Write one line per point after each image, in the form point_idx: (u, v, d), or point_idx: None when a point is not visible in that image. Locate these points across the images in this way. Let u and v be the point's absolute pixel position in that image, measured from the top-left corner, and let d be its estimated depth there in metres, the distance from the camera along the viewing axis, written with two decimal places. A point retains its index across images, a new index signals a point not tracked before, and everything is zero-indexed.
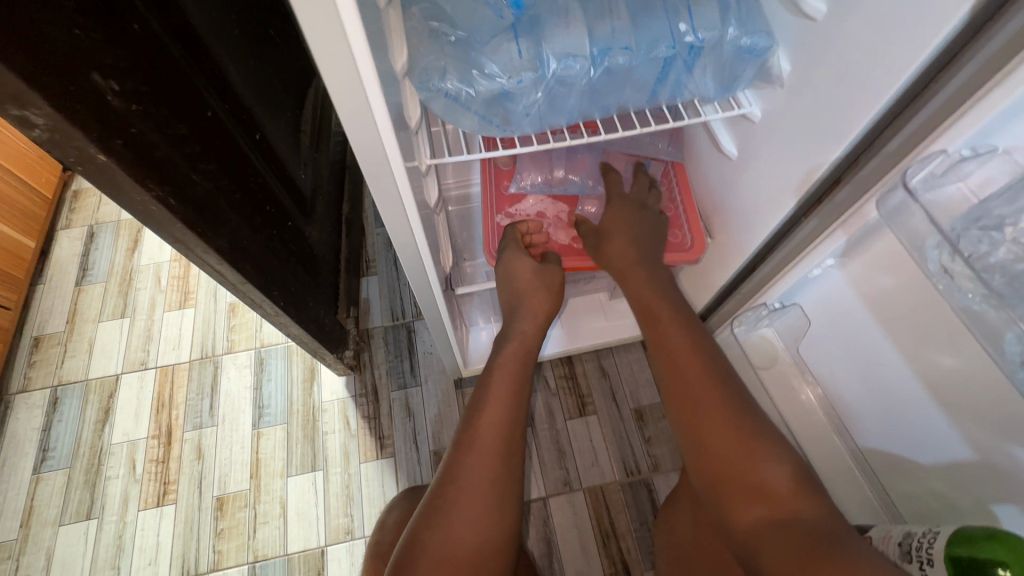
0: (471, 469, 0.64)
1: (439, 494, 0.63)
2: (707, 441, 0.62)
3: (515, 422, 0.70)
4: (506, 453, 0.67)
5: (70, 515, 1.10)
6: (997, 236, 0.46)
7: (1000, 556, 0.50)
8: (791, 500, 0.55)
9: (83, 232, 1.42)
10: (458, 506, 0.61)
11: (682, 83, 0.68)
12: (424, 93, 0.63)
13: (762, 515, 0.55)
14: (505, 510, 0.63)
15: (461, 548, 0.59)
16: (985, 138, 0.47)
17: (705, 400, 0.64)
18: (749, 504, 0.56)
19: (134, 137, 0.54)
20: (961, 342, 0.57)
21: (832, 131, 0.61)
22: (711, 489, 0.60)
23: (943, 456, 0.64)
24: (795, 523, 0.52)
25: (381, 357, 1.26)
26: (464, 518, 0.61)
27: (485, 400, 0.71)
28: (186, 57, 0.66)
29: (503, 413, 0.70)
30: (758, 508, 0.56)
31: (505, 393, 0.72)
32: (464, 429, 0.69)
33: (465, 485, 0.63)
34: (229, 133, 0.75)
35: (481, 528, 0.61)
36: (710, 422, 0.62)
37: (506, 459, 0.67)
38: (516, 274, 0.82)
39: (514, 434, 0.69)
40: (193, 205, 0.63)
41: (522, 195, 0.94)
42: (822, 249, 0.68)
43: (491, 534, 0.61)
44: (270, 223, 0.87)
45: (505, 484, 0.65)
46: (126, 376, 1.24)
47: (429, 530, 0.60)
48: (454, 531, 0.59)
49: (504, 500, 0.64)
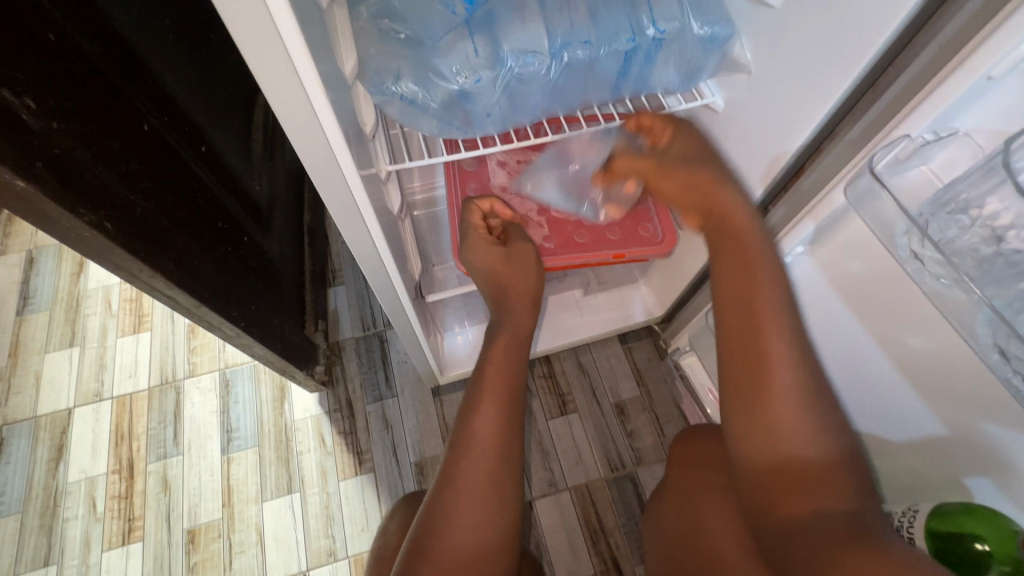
0: (467, 473, 0.59)
1: (437, 499, 0.59)
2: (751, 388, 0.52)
3: (516, 414, 0.66)
4: (504, 450, 0.62)
5: (26, 564, 1.03)
6: (963, 219, 0.46)
7: (974, 530, 0.52)
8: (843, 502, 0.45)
9: (20, 258, 1.32)
10: (454, 515, 0.57)
11: (646, 76, 0.67)
12: (379, 96, 0.61)
13: (809, 516, 0.45)
14: (507, 511, 0.59)
15: (461, 557, 0.55)
16: (946, 121, 0.47)
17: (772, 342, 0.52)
18: (792, 501, 0.47)
19: (58, 160, 0.49)
20: (929, 323, 0.57)
21: (795, 121, 0.61)
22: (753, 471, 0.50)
23: (914, 433, 0.64)
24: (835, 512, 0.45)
25: (354, 368, 1.22)
26: (461, 527, 0.56)
27: (479, 397, 0.66)
28: (115, 68, 0.61)
29: (501, 405, 0.65)
30: (803, 500, 0.46)
31: (497, 386, 0.67)
32: (458, 429, 0.64)
33: (462, 483, 0.59)
34: (170, 147, 0.69)
35: (482, 533, 0.57)
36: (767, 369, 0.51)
37: (506, 447, 0.63)
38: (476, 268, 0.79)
39: (515, 432, 0.65)
40: (132, 228, 0.59)
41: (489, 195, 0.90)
42: (792, 239, 0.68)
43: (493, 531, 0.57)
44: (223, 240, 0.82)
45: (503, 485, 0.60)
46: (79, 410, 1.16)
47: (427, 542, 0.56)
48: (455, 538, 0.56)
49: (502, 500, 0.60)
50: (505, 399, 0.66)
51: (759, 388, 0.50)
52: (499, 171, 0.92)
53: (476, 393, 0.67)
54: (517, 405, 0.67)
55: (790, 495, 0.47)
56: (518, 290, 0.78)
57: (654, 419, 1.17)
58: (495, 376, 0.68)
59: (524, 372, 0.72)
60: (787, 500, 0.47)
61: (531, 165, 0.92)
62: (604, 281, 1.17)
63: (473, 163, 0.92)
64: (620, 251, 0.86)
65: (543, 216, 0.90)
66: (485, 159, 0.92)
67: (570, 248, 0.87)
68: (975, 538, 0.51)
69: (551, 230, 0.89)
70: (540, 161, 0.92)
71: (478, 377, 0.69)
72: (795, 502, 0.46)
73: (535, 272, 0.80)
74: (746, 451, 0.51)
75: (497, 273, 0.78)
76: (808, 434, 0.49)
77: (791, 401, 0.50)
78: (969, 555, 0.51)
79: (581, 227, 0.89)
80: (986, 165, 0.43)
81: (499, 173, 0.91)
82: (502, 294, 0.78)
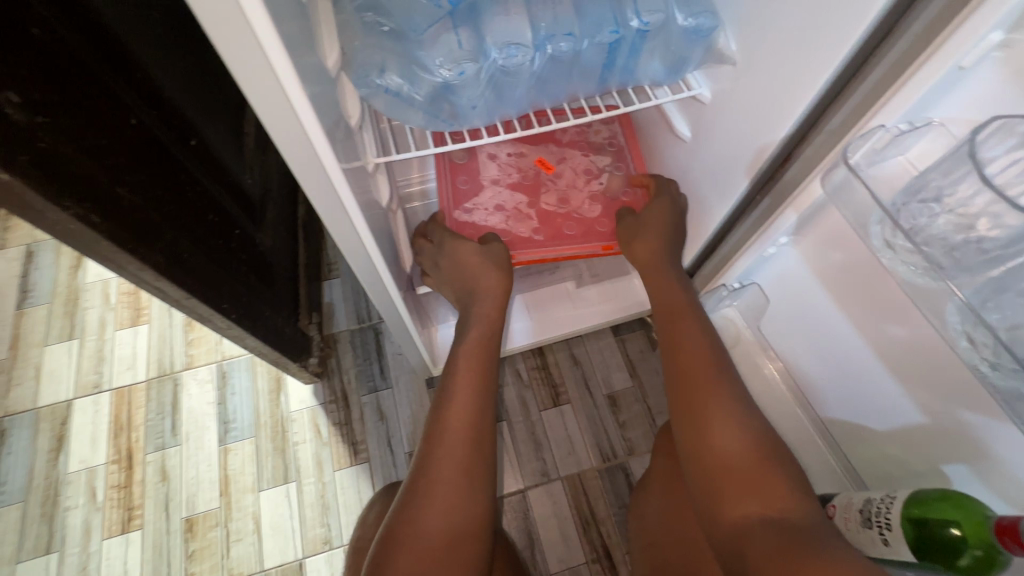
0: (442, 461, 0.63)
1: (411, 490, 0.61)
2: (711, 435, 0.60)
3: (484, 403, 0.71)
4: (476, 438, 0.67)
5: (28, 551, 1.05)
6: (936, 208, 0.46)
7: (951, 515, 0.53)
8: (786, 504, 0.52)
9: (20, 252, 1.33)
10: (429, 500, 0.60)
11: (631, 67, 0.68)
12: (364, 89, 0.62)
13: (757, 518, 0.52)
14: (481, 494, 0.62)
15: (435, 541, 0.56)
16: (920, 111, 0.48)
17: (696, 370, 0.66)
18: (744, 505, 0.54)
19: (43, 153, 0.50)
20: (908, 313, 0.58)
21: (777, 112, 0.61)
22: (702, 483, 0.58)
23: (895, 422, 0.65)
24: (784, 524, 0.50)
25: (349, 361, 1.23)
26: (436, 511, 0.59)
27: (452, 391, 0.71)
28: (102, 63, 0.61)
29: (464, 399, 0.70)
30: (753, 505, 0.53)
31: (465, 381, 0.72)
32: (432, 423, 0.69)
33: (436, 473, 0.62)
34: (158, 141, 0.70)
35: (455, 515, 0.59)
36: (693, 390, 0.64)
37: (478, 435, 0.67)
38: (451, 259, 0.81)
39: (485, 420, 0.69)
40: (119, 220, 0.60)
41: (480, 188, 0.90)
42: (776, 229, 0.69)
43: (467, 510, 0.60)
44: (215, 233, 0.83)
45: (476, 469, 0.64)
46: (79, 402, 1.18)
47: (401, 528, 0.58)
48: (429, 520, 0.58)
49: (476, 484, 0.63)
50: (471, 389, 0.71)
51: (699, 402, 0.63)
52: (490, 164, 0.91)
53: (450, 393, 0.71)
54: (486, 397, 0.72)
55: (737, 500, 0.54)
56: (485, 285, 0.79)
57: (646, 411, 1.18)
58: (463, 371, 0.73)
59: (495, 370, 0.76)
60: (738, 507, 0.54)
61: (522, 158, 0.92)
62: (597, 273, 1.18)
63: (464, 156, 0.91)
64: (609, 244, 0.86)
65: (533, 208, 0.89)
66: (476, 152, 0.92)
67: (559, 240, 0.87)
68: (950, 523, 0.52)
69: (540, 221, 0.88)
70: (531, 154, 0.92)
71: (448, 372, 0.74)
72: (742, 507, 0.54)
73: (504, 268, 0.80)
74: (700, 464, 0.59)
75: (468, 270, 0.80)
76: (744, 442, 0.58)
77: (727, 418, 0.60)
78: (944, 539, 0.52)
79: (571, 218, 0.88)
80: (955, 153, 0.44)
81: (489, 166, 0.91)
82: (471, 290, 0.80)
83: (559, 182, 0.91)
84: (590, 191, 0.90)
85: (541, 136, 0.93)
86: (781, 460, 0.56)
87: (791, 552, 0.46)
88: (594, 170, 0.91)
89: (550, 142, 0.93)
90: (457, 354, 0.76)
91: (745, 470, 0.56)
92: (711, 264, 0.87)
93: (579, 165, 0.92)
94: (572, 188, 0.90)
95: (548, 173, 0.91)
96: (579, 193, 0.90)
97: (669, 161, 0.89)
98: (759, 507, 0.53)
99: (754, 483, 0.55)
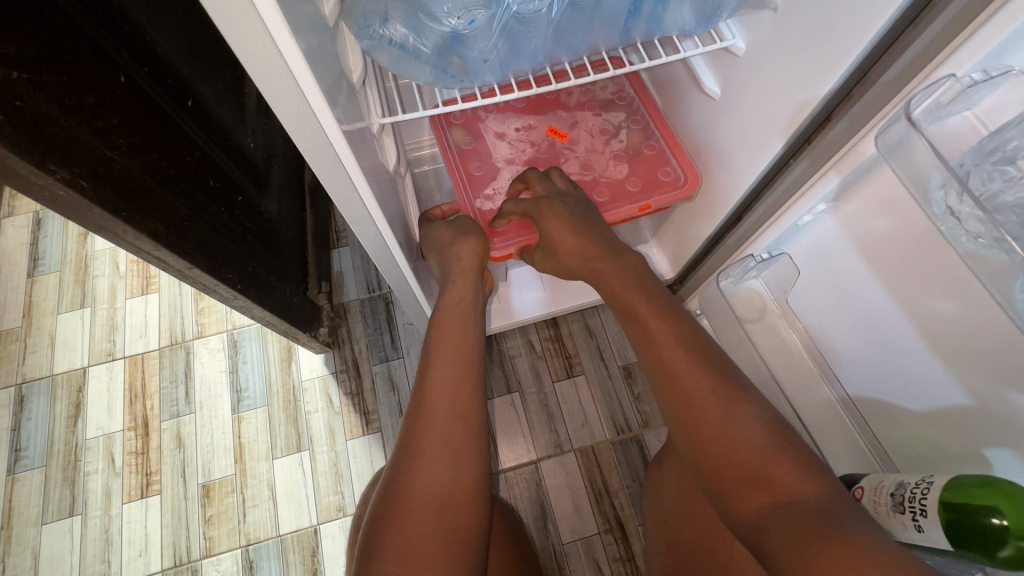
0: (425, 440, 0.61)
1: (397, 463, 0.60)
2: (706, 426, 0.57)
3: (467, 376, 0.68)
4: (461, 411, 0.64)
5: (52, 513, 1.07)
6: (1010, 170, 0.42)
7: (995, 504, 0.49)
8: (796, 489, 0.50)
9: (28, 219, 1.32)
10: (413, 476, 0.58)
11: (659, 15, 0.61)
12: (366, 41, 0.56)
13: (767, 507, 0.50)
14: (468, 465, 0.61)
15: (423, 508, 0.56)
16: (997, 58, 0.42)
17: (671, 362, 0.63)
18: (753, 496, 0.52)
19: (23, 113, 0.46)
20: (963, 287, 0.53)
21: (822, 64, 0.55)
22: (709, 470, 0.56)
23: (934, 402, 0.61)
24: (800, 511, 0.48)
25: (360, 331, 1.21)
26: (424, 481, 0.58)
27: (438, 364, 0.68)
28: (88, 16, 0.57)
29: (460, 376, 0.67)
30: (764, 494, 0.51)
31: (460, 360, 0.69)
32: (414, 396, 0.66)
33: (421, 447, 0.60)
34: (152, 101, 0.66)
35: (442, 485, 0.58)
36: (685, 376, 0.61)
37: (460, 406, 0.65)
38: (447, 235, 0.79)
39: (466, 390, 0.67)
40: (111, 186, 0.56)
41: (496, 170, 0.87)
42: (813, 194, 0.64)
43: (456, 495, 0.58)
44: (217, 200, 0.79)
45: (460, 446, 0.61)
46: (94, 369, 1.18)
47: (392, 498, 0.57)
48: (416, 497, 0.56)
49: (461, 458, 0.61)
50: (461, 365, 0.69)
51: (688, 387, 0.60)
52: (501, 144, 0.88)
53: (435, 372, 0.68)
54: (469, 367, 0.69)
55: (748, 490, 0.52)
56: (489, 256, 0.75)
57: None
58: (456, 351, 0.70)
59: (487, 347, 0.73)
60: (749, 498, 0.52)
61: (532, 131, 0.88)
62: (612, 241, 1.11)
63: (470, 141, 0.88)
64: (645, 202, 0.83)
65: None
66: (482, 134, 0.89)
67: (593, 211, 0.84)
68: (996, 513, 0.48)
69: None
70: (541, 125, 0.89)
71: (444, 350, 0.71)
72: (751, 497, 0.52)
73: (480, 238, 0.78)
74: (703, 452, 0.57)
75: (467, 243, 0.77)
76: (741, 428, 0.55)
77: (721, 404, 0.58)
78: (987, 529, 0.49)
79: (599, 184, 0.86)
80: None
81: (500, 146, 0.88)
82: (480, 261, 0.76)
83: (577, 149, 0.88)
84: (613, 152, 0.88)
85: (544, 104, 0.90)
86: (784, 444, 0.54)
87: (809, 542, 0.44)
88: (610, 129, 0.88)
89: (557, 108, 0.89)
90: (461, 328, 0.73)
91: (750, 458, 0.53)
92: (737, 234, 0.82)
93: (593, 127, 0.89)
94: (592, 153, 0.88)
95: (564, 142, 0.88)
96: (601, 157, 0.87)
97: (693, 121, 0.83)
98: (769, 495, 0.51)
99: (757, 470, 0.52)
